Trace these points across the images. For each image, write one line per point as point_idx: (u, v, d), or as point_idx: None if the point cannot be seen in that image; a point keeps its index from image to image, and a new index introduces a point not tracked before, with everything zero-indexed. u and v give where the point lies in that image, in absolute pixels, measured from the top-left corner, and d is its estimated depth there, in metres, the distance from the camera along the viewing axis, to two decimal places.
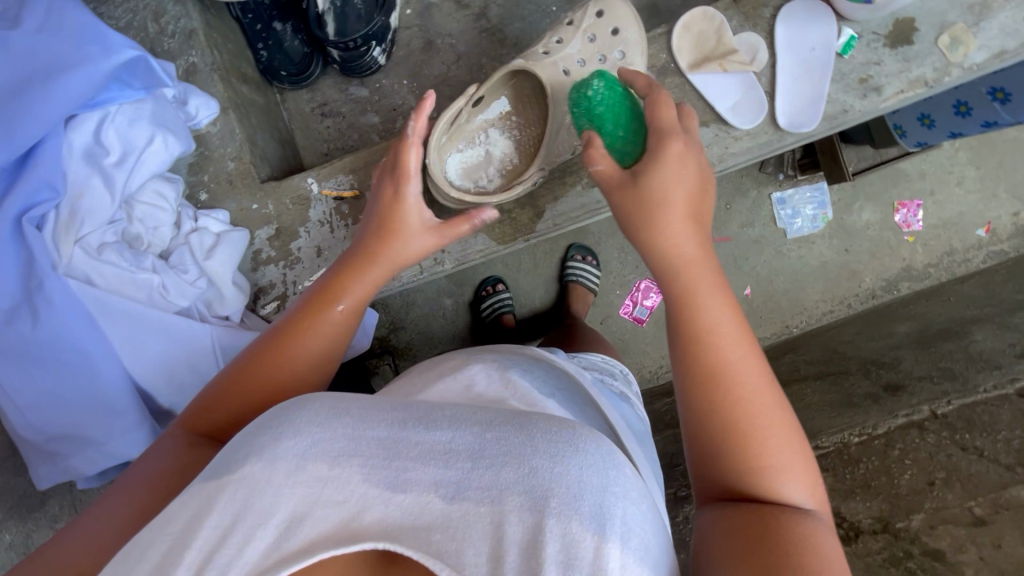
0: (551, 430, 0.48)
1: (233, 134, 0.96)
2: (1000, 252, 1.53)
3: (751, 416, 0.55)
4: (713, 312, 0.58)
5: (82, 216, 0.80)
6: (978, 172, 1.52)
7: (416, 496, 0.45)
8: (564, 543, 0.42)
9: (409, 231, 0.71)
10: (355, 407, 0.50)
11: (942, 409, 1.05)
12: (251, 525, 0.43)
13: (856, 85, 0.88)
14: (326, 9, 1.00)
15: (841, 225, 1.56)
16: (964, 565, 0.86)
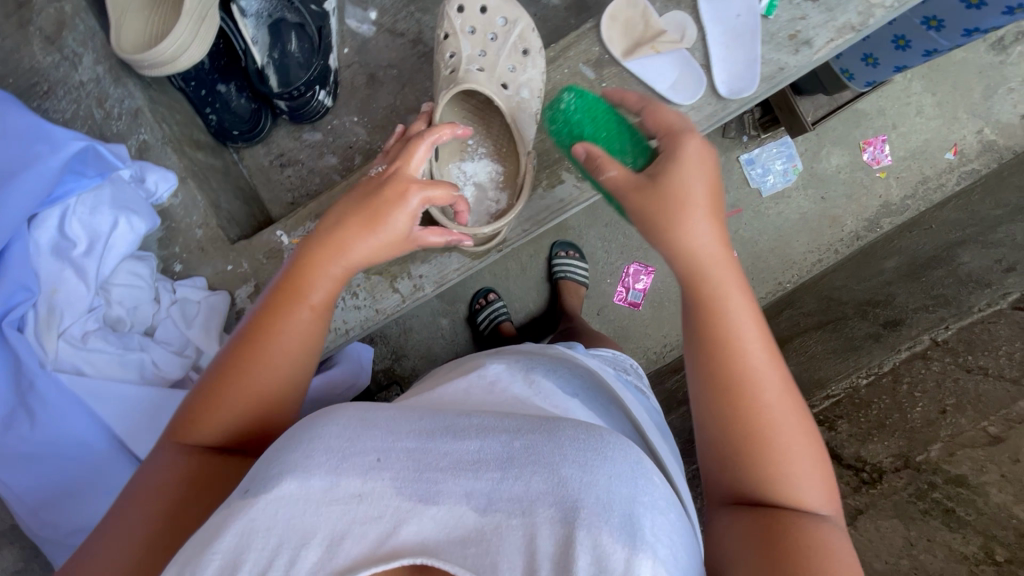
0: (580, 438, 0.49)
1: (196, 202, 0.97)
2: (973, 171, 1.55)
3: (773, 427, 0.53)
4: (739, 314, 0.57)
5: (61, 310, 0.81)
6: (934, 98, 1.54)
7: (449, 508, 0.46)
8: (595, 556, 0.42)
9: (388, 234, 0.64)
10: (386, 419, 0.52)
11: (943, 336, 1.16)
12: (296, 547, 0.45)
13: (787, 42, 0.90)
14: (265, 63, 1.06)
15: (813, 173, 1.57)
16: (988, 486, 0.90)
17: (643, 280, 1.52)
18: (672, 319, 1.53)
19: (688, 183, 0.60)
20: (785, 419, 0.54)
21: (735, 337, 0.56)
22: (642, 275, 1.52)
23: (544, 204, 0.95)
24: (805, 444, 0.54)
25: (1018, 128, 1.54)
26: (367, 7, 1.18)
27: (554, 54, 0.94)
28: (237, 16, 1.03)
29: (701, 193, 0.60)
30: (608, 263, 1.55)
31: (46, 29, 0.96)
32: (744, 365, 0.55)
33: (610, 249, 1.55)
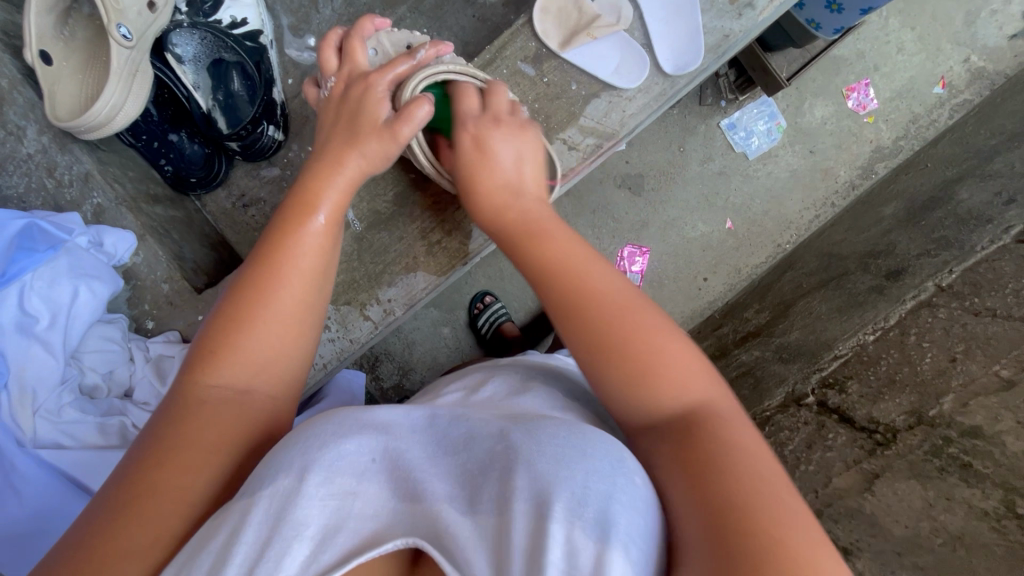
0: (559, 429, 0.47)
1: (158, 257, 0.97)
2: (965, 102, 1.45)
3: (667, 367, 0.51)
4: (571, 265, 0.61)
5: (34, 387, 0.81)
6: (914, 33, 1.45)
7: (433, 513, 0.45)
8: (569, 549, 0.38)
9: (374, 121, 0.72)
10: (377, 419, 0.51)
11: (947, 281, 1.11)
12: (286, 537, 0.41)
13: (729, 7, 0.86)
14: (211, 107, 1.06)
15: (798, 129, 1.47)
16: (1003, 435, 0.85)
17: (639, 262, 1.49)
18: (676, 294, 1.51)
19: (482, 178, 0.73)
20: (654, 337, 0.53)
21: (576, 280, 0.59)
22: (637, 257, 1.48)
23: None
24: (679, 346, 0.53)
25: (1007, 51, 1.45)
26: (304, 34, 1.15)
27: (490, 57, 0.90)
28: (174, 64, 1.02)
29: (493, 182, 0.72)
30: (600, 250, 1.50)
31: None
32: (583, 293, 0.58)
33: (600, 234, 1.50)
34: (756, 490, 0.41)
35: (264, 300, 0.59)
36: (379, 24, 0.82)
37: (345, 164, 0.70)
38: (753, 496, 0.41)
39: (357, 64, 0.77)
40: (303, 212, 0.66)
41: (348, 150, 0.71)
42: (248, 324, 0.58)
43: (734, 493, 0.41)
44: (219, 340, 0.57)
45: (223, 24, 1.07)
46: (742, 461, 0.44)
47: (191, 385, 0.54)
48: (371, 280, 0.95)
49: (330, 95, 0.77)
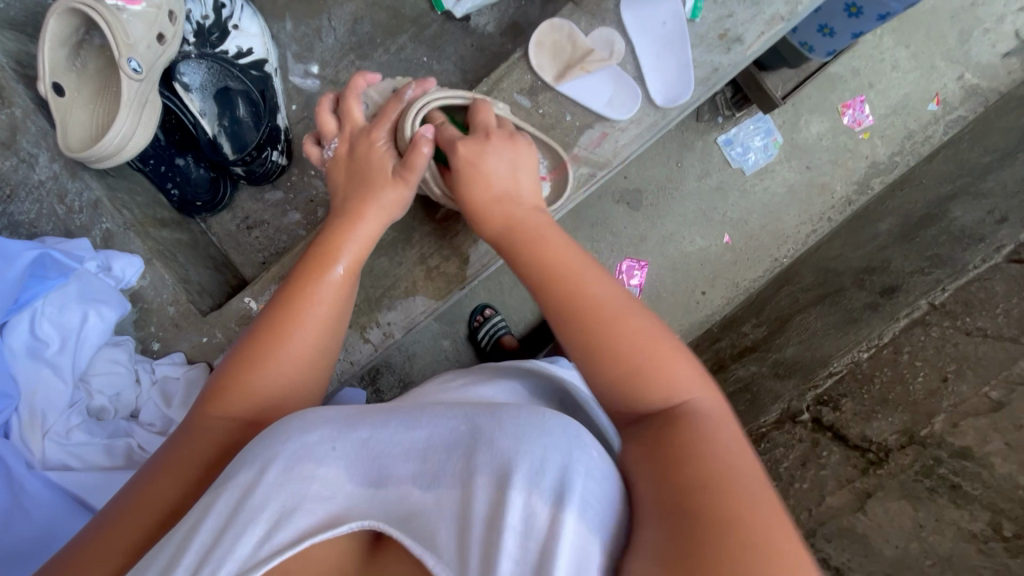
0: (518, 409, 0.48)
1: (164, 280, 0.99)
2: (960, 118, 1.48)
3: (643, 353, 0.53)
4: (591, 283, 0.59)
5: (43, 409, 0.84)
6: (909, 51, 1.47)
7: (395, 496, 0.46)
8: (526, 515, 0.40)
9: (384, 179, 0.75)
10: (319, 414, 0.51)
11: (939, 299, 1.14)
12: (242, 522, 0.43)
13: (718, 42, 0.89)
14: (217, 133, 1.08)
15: (794, 145, 1.50)
16: (992, 457, 0.87)
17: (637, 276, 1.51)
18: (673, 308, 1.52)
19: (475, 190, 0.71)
20: (640, 332, 0.54)
21: (558, 287, 0.59)
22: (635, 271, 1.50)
23: None
24: (670, 347, 0.53)
25: (1001, 69, 1.47)
26: (307, 61, 1.18)
27: (487, 89, 0.93)
28: (182, 92, 1.05)
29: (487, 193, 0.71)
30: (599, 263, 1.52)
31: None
32: (607, 326, 0.55)
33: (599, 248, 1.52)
34: (728, 492, 0.40)
35: (283, 346, 0.62)
36: (371, 80, 0.83)
37: (360, 215, 0.73)
38: (705, 489, 0.41)
39: (355, 123, 0.80)
40: (323, 263, 0.68)
41: (366, 198, 0.74)
42: (258, 365, 0.60)
43: (696, 485, 0.41)
44: (229, 378, 0.60)
45: (229, 54, 1.10)
46: (711, 458, 0.43)
47: (200, 416, 0.58)
48: (370, 303, 0.98)
49: (333, 156, 0.79)
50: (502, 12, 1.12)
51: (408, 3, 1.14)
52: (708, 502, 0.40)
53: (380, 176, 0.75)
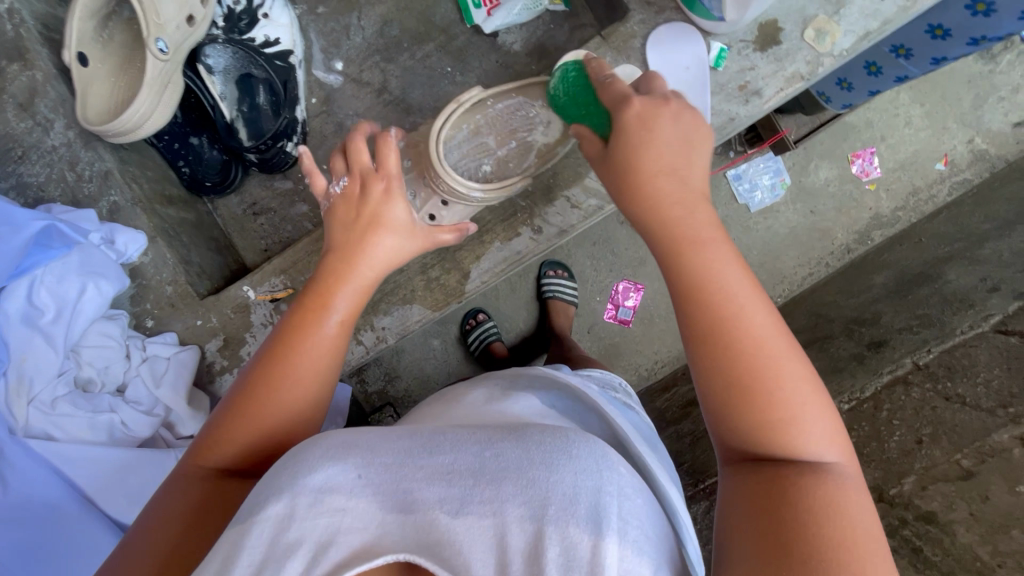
0: (546, 440, 0.50)
1: (166, 259, 1.00)
2: (964, 181, 1.50)
3: (779, 394, 0.49)
4: (745, 316, 0.51)
5: (31, 377, 0.85)
6: (923, 109, 1.50)
7: (425, 516, 0.48)
8: (563, 548, 0.44)
9: (390, 225, 0.71)
10: (368, 439, 0.53)
11: (924, 359, 1.10)
12: (283, 556, 0.45)
13: (737, 93, 0.90)
14: (234, 117, 1.08)
15: (801, 187, 1.52)
16: (956, 525, 0.89)
17: (632, 298, 1.52)
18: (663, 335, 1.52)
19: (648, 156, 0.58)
20: (789, 372, 0.50)
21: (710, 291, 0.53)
22: (631, 293, 1.51)
23: (502, 255, 0.96)
24: (820, 403, 0.50)
25: (1010, 138, 1.49)
26: (332, 57, 1.19)
27: None
28: (204, 74, 1.05)
29: (654, 163, 0.58)
30: (598, 281, 1.53)
31: (18, 96, 0.99)
32: (753, 357, 0.50)
33: (600, 267, 1.54)
34: (842, 553, 0.43)
35: (276, 391, 0.62)
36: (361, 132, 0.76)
37: (361, 262, 0.69)
38: (825, 540, 0.43)
39: (364, 162, 0.72)
40: (321, 311, 0.66)
41: (363, 252, 0.70)
42: (252, 418, 0.61)
43: (816, 532, 0.43)
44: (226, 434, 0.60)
45: (256, 41, 1.10)
46: (837, 511, 0.45)
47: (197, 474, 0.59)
48: (368, 306, 0.99)
49: (342, 195, 0.73)
50: (530, 32, 1.13)
51: (438, 11, 1.15)
52: (810, 547, 0.43)
53: (387, 222, 0.71)
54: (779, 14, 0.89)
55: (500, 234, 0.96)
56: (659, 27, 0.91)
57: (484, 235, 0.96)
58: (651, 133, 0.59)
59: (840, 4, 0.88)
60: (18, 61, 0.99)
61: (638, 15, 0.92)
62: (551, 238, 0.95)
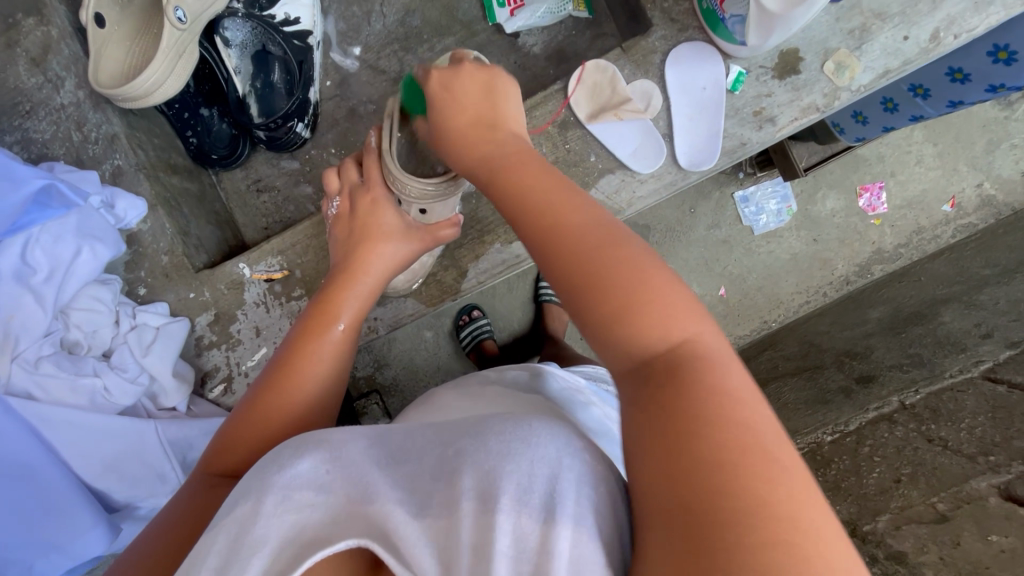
0: (504, 426, 0.48)
1: (164, 229, 1.00)
2: (969, 225, 1.50)
3: (620, 284, 0.46)
4: (574, 219, 0.52)
5: (17, 334, 0.84)
6: (935, 149, 1.50)
7: (382, 514, 0.47)
8: (516, 537, 0.42)
9: (388, 236, 0.81)
10: (335, 436, 0.53)
11: (911, 399, 1.08)
12: (244, 556, 0.45)
13: (751, 118, 0.90)
14: (247, 92, 1.09)
15: (806, 216, 1.52)
16: (923, 566, 0.81)
17: None
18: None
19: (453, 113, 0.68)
20: (620, 257, 0.48)
21: (550, 200, 0.55)
22: None
23: (502, 258, 0.96)
24: (660, 279, 0.46)
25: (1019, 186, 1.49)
26: (351, 43, 1.18)
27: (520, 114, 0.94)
28: (221, 46, 1.06)
29: (464, 119, 0.67)
30: None
31: (32, 50, 0.99)
32: (577, 254, 0.49)
33: None
34: (741, 447, 0.37)
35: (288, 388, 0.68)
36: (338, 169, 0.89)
37: (368, 266, 0.79)
38: (712, 440, 0.37)
39: (352, 180, 0.86)
40: (324, 323, 0.74)
41: (371, 255, 0.79)
42: (256, 412, 0.66)
43: (703, 443, 0.37)
44: (233, 440, 0.65)
45: (276, 19, 1.07)
46: (719, 402, 0.39)
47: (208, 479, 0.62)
48: None
49: (337, 214, 0.85)
50: (551, 37, 1.13)
51: (461, 7, 1.15)
52: (704, 456, 0.37)
53: (384, 232, 0.81)
54: (801, 43, 0.88)
55: (501, 236, 0.95)
56: (679, 45, 0.91)
57: (485, 235, 0.96)
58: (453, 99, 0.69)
59: (863, 39, 0.87)
60: (34, 16, 0.99)
61: (660, 31, 0.91)
62: None
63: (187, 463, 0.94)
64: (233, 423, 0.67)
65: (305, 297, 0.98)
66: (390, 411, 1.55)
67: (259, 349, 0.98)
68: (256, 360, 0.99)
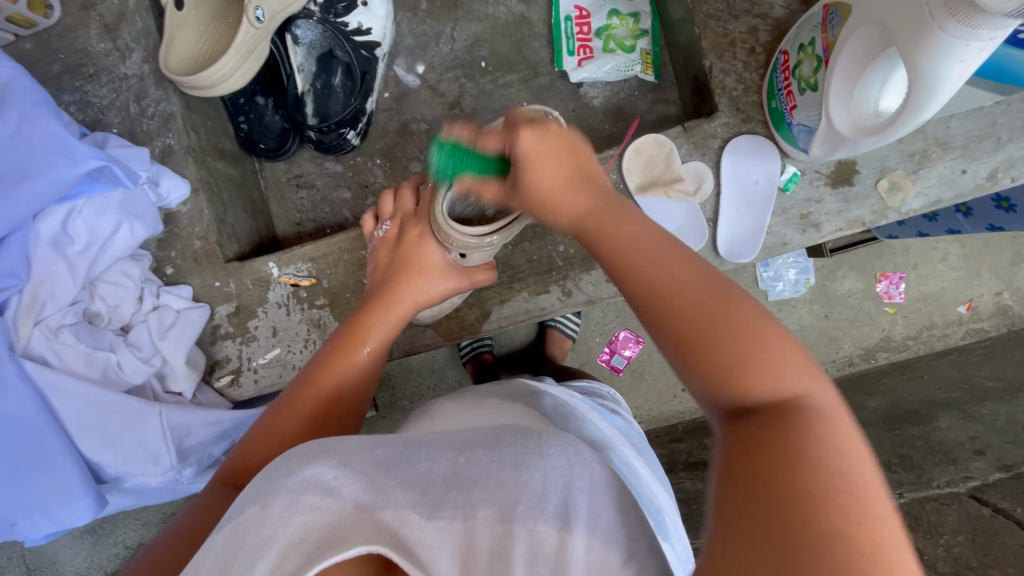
0: (520, 442, 0.53)
1: (202, 214, 1.01)
2: (980, 330, 1.42)
3: (742, 332, 0.46)
4: (683, 267, 0.52)
5: (44, 301, 0.86)
6: (962, 250, 1.42)
7: (391, 516, 0.48)
8: (531, 541, 0.46)
9: (430, 265, 0.82)
10: (342, 447, 0.52)
11: (895, 502, 1.07)
12: (250, 558, 0.44)
13: (797, 220, 0.91)
14: (306, 90, 1.10)
15: (823, 291, 1.45)
16: None
17: (630, 349, 1.42)
18: (652, 392, 1.44)
19: (540, 180, 0.60)
20: (742, 314, 0.47)
21: (657, 241, 0.55)
22: (632, 343, 1.42)
23: (526, 307, 0.97)
24: (777, 334, 0.46)
25: None
26: (416, 59, 1.19)
27: None
28: (290, 43, 1.08)
29: (560, 174, 0.61)
30: (603, 322, 1.43)
31: (107, 17, 1.00)
32: (684, 296, 0.49)
33: (608, 307, 1.43)
34: (834, 494, 0.38)
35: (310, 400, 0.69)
36: (395, 192, 0.91)
37: (401, 288, 0.80)
38: (808, 484, 0.38)
39: (406, 207, 0.88)
40: (350, 345, 0.75)
41: (406, 288, 0.80)
42: (276, 426, 0.67)
43: (812, 502, 0.37)
44: (252, 451, 0.65)
45: (348, 28, 1.09)
46: (832, 462, 0.39)
47: (221, 489, 0.63)
48: None
49: (383, 237, 0.87)
50: (613, 91, 1.13)
51: (531, 46, 1.15)
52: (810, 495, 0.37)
53: (424, 260, 0.82)
54: (861, 156, 0.89)
55: (529, 286, 0.96)
56: (739, 136, 0.91)
57: (514, 282, 0.97)
58: (540, 152, 0.60)
59: (922, 164, 0.88)
60: None
61: (724, 118, 0.92)
62: (578, 303, 0.96)
63: (182, 448, 0.94)
64: (252, 435, 0.67)
65: (327, 307, 0.98)
66: (378, 404, 1.53)
67: (272, 349, 0.99)
68: (267, 358, 0.99)
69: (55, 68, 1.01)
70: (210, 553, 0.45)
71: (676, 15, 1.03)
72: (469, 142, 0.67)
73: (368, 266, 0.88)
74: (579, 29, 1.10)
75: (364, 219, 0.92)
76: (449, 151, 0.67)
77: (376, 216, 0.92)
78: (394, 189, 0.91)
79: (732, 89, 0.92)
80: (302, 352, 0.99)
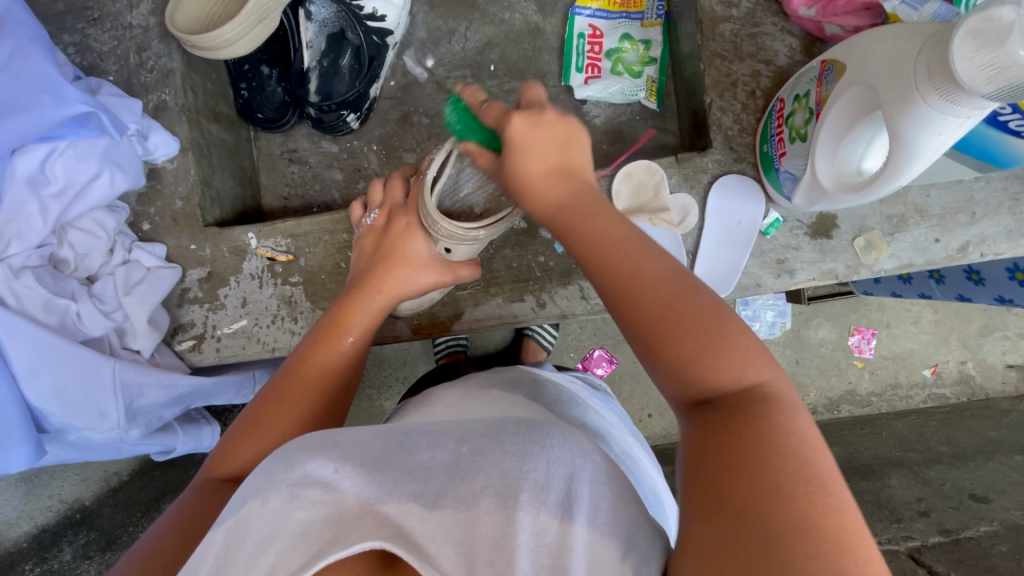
0: (521, 432, 0.51)
1: (187, 174, 1.00)
2: (941, 396, 1.46)
3: (682, 314, 0.49)
4: (644, 265, 0.53)
5: (10, 239, 0.84)
6: (934, 315, 1.46)
7: (397, 512, 0.46)
8: (534, 533, 0.44)
9: (420, 255, 0.82)
10: (342, 442, 0.51)
11: None
12: (256, 546, 0.43)
13: (773, 264, 0.92)
14: (311, 68, 1.07)
15: (797, 336, 1.47)
16: None
17: (602, 369, 1.43)
18: None
19: (529, 164, 0.64)
20: (693, 305, 0.49)
21: (615, 244, 0.56)
22: (605, 363, 1.43)
23: (498, 313, 0.97)
24: (732, 325, 0.48)
25: (999, 377, 1.45)
26: (426, 52, 1.19)
27: None
28: (302, 18, 1.07)
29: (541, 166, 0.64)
30: (579, 338, 1.44)
31: None
32: (633, 284, 0.52)
33: (586, 325, 1.44)
34: (806, 480, 0.39)
35: (294, 392, 0.68)
36: (384, 181, 0.91)
37: (392, 279, 0.80)
38: (769, 468, 0.39)
39: (396, 198, 0.88)
40: (334, 333, 0.75)
41: (391, 276, 0.80)
42: (262, 420, 0.66)
43: (772, 485, 0.39)
44: (237, 446, 0.64)
45: (363, 11, 1.08)
46: (788, 447, 0.41)
47: (209, 483, 0.62)
48: None
49: (370, 225, 0.87)
50: (616, 113, 1.15)
51: (542, 57, 1.17)
52: (769, 483, 0.39)
53: (413, 251, 0.82)
54: (842, 212, 0.91)
55: (507, 292, 0.97)
56: (727, 175, 0.93)
57: (490, 286, 0.97)
58: (532, 141, 0.65)
59: (899, 228, 0.90)
60: None
61: (716, 155, 0.94)
62: (551, 316, 0.97)
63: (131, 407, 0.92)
64: (237, 428, 0.66)
65: (301, 285, 0.98)
66: None
67: (239, 319, 0.98)
68: (232, 328, 0.98)
69: (59, 7, 1.00)
70: (211, 546, 0.45)
71: (685, 49, 1.05)
72: (477, 107, 0.74)
73: (352, 256, 0.88)
74: (590, 48, 1.11)
75: (354, 204, 0.92)
76: (462, 110, 0.76)
77: (365, 204, 0.92)
78: (381, 180, 0.91)
79: (727, 128, 0.94)
80: (269, 327, 0.98)
